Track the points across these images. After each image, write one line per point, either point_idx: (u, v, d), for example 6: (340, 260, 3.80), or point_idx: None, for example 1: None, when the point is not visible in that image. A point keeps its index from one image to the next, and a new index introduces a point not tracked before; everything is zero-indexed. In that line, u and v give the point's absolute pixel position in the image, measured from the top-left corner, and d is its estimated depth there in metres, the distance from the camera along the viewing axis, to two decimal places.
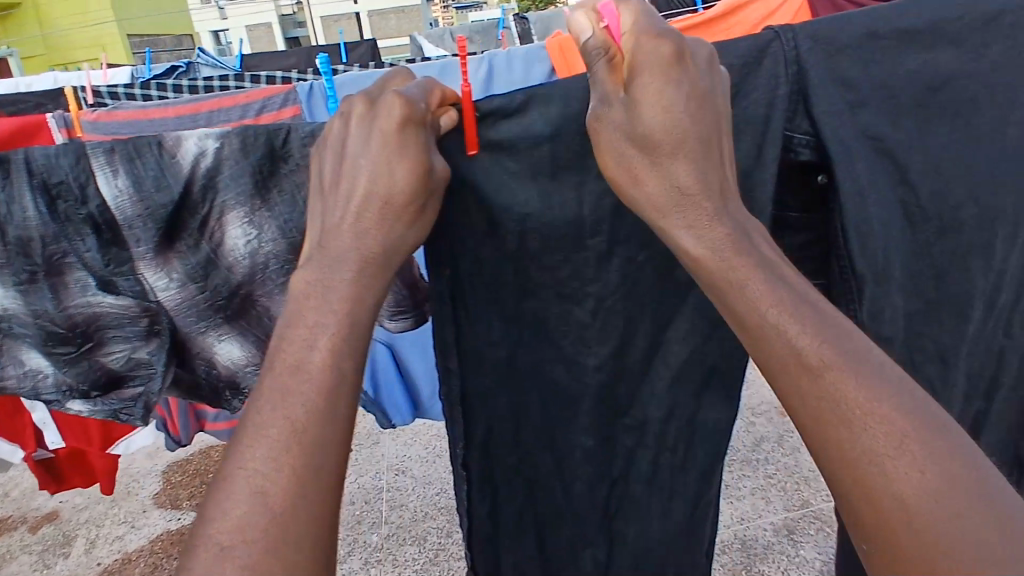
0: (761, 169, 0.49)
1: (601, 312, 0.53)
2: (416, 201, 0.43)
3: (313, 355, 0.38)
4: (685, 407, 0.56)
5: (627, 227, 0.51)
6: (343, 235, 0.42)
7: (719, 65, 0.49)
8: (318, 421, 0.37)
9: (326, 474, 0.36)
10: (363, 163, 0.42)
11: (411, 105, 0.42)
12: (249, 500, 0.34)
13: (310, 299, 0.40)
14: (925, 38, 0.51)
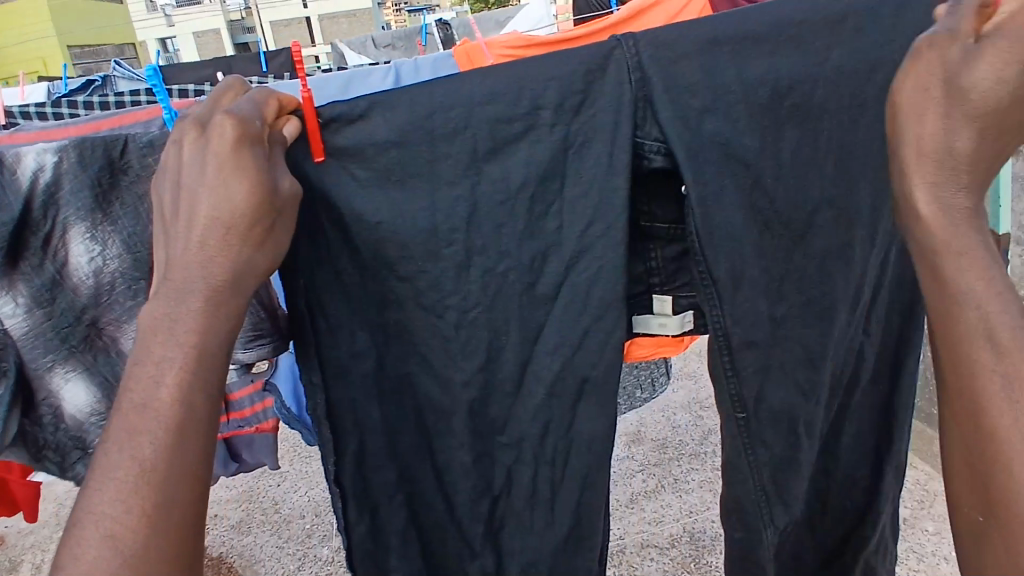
0: (608, 180, 0.56)
1: (464, 322, 0.59)
2: (261, 221, 0.45)
3: (161, 393, 0.39)
4: (559, 421, 0.61)
5: (484, 236, 0.58)
6: (185, 264, 0.42)
7: (563, 75, 0.55)
8: (167, 458, 0.38)
9: (176, 507, 0.38)
10: (201, 191, 0.43)
11: (243, 126, 0.45)
12: (101, 542, 0.36)
13: (157, 333, 0.41)
14: (767, 43, 0.54)
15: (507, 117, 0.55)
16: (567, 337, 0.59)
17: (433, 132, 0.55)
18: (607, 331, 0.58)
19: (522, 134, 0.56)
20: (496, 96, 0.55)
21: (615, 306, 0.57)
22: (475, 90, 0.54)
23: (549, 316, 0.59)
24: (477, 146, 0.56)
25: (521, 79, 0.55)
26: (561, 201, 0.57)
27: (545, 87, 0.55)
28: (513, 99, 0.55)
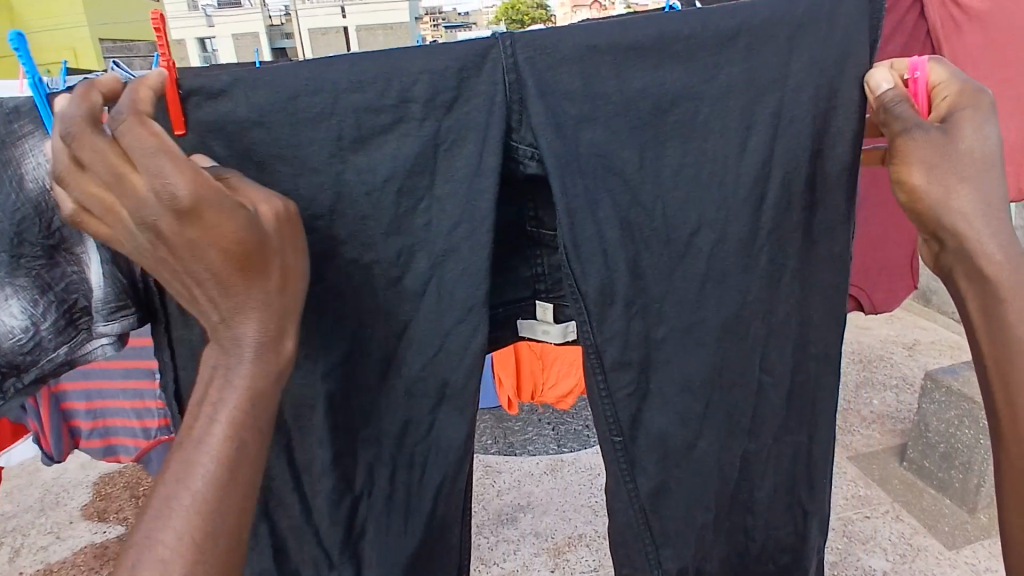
0: (477, 177, 0.70)
1: (329, 307, 0.73)
2: (267, 257, 0.55)
3: (213, 434, 0.52)
4: (421, 417, 0.77)
5: (347, 222, 0.71)
6: (224, 322, 0.55)
7: (437, 70, 0.67)
8: (213, 494, 0.51)
9: (212, 529, 0.50)
10: (212, 259, 0.53)
11: (194, 181, 0.51)
12: (157, 571, 0.47)
13: (214, 385, 0.54)
14: (646, 60, 0.70)
15: (377, 105, 0.67)
16: (429, 343, 0.75)
17: (298, 113, 0.66)
18: (466, 334, 0.73)
19: (391, 124, 0.68)
20: (366, 81, 0.66)
21: (474, 309, 0.73)
22: (344, 70, 0.65)
23: (415, 315, 0.74)
24: (353, 138, 0.68)
25: (390, 72, 0.66)
26: (431, 197, 0.71)
27: (415, 81, 0.67)
28: (381, 88, 0.66)
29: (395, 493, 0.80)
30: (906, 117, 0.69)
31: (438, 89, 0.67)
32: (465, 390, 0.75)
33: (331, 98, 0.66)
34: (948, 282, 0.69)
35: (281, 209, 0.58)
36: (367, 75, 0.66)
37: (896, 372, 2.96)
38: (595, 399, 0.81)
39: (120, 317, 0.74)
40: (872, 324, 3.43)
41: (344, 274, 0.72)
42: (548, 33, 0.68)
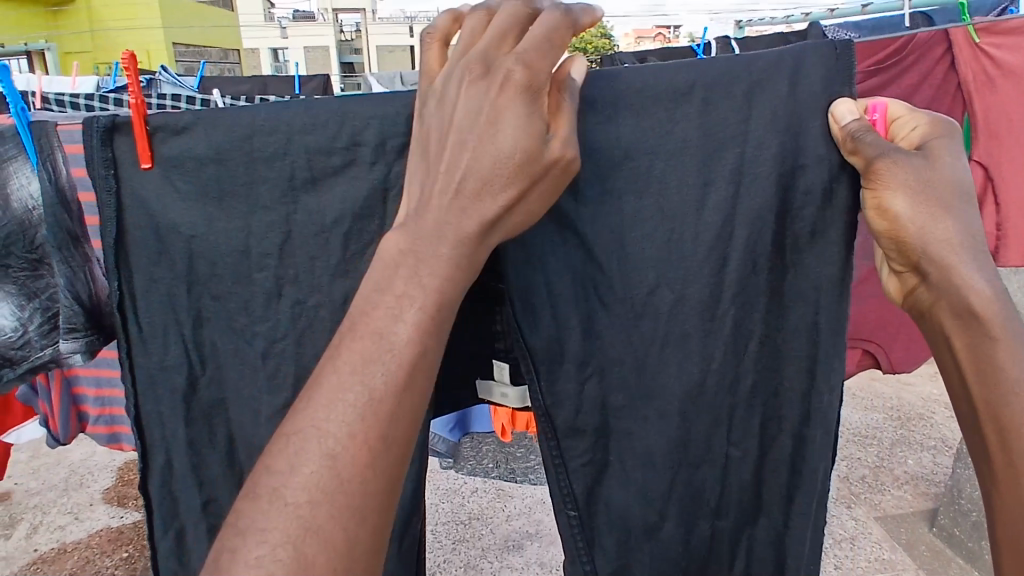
0: None
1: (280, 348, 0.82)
2: (515, 182, 0.60)
3: (396, 332, 0.55)
4: None
5: (300, 266, 0.80)
6: (432, 217, 0.59)
7: (388, 113, 0.74)
8: (388, 395, 0.53)
9: (390, 434, 0.53)
10: (493, 139, 0.59)
11: (532, 73, 0.60)
12: (323, 464, 0.50)
13: (403, 268, 0.57)
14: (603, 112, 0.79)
15: (330, 146, 0.76)
16: None
17: (255, 152, 0.78)
18: None
19: (343, 166, 0.77)
20: (320, 124, 0.76)
21: None
22: (300, 115, 0.76)
23: None
24: (311, 182, 0.78)
25: (346, 116, 0.75)
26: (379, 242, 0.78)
27: (367, 123, 0.75)
28: (334, 135, 0.76)
29: None
30: (881, 144, 0.70)
31: (386, 137, 0.75)
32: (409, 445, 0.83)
33: (285, 140, 0.77)
34: (920, 306, 0.71)
35: (570, 160, 0.63)
36: (320, 119, 0.76)
37: (935, 433, 2.81)
38: (552, 470, 0.87)
39: (75, 338, 0.85)
40: (914, 380, 3.27)
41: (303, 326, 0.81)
42: None
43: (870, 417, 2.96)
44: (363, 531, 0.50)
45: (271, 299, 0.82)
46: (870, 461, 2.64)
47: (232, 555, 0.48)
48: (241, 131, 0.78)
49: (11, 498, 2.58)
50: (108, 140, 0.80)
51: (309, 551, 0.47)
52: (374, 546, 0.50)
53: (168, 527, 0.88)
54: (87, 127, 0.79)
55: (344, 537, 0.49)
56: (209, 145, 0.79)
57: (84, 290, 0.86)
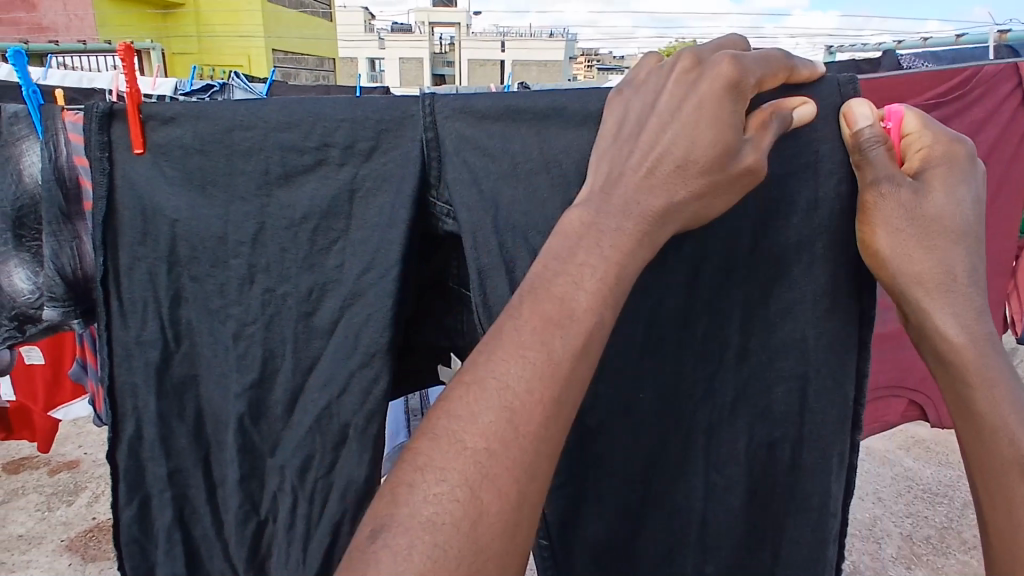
0: (387, 228, 0.85)
1: (244, 331, 0.92)
2: (708, 174, 0.63)
3: (579, 296, 0.55)
4: (318, 453, 0.91)
5: (270, 253, 0.90)
6: (631, 186, 0.62)
7: (355, 120, 0.85)
8: (570, 354, 0.53)
9: (564, 397, 0.52)
10: (687, 136, 0.62)
11: (736, 65, 0.63)
12: (502, 413, 0.50)
13: (585, 236, 0.59)
14: (537, 128, 0.82)
15: (303, 145, 0.86)
16: (332, 379, 0.89)
17: (232, 145, 0.88)
18: (366, 380, 0.87)
19: (311, 161, 0.87)
20: (294, 125, 0.86)
21: (375, 356, 0.86)
22: (275, 113, 0.86)
23: (323, 351, 0.90)
24: (284, 178, 0.88)
25: (316, 122, 0.85)
26: (349, 237, 0.88)
27: (339, 125, 0.85)
28: (307, 133, 0.86)
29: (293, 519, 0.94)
30: (878, 162, 0.72)
31: (355, 140, 0.85)
32: (363, 432, 0.88)
33: (262, 136, 0.87)
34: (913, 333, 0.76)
35: (758, 164, 0.66)
36: (296, 119, 0.86)
37: None
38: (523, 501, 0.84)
39: (54, 306, 0.95)
40: None
41: (278, 312, 0.91)
42: (459, 97, 0.83)
43: (943, 472, 2.75)
44: (535, 485, 0.50)
45: (244, 284, 0.92)
46: (936, 520, 2.46)
47: (408, 487, 0.48)
48: (222, 126, 0.88)
49: (79, 466, 2.75)
50: (106, 125, 0.91)
51: (483, 496, 0.47)
52: (537, 499, 0.50)
53: (133, 496, 0.97)
54: (88, 112, 0.90)
55: (519, 487, 0.49)
56: (197, 135, 0.89)
57: (69, 265, 0.95)
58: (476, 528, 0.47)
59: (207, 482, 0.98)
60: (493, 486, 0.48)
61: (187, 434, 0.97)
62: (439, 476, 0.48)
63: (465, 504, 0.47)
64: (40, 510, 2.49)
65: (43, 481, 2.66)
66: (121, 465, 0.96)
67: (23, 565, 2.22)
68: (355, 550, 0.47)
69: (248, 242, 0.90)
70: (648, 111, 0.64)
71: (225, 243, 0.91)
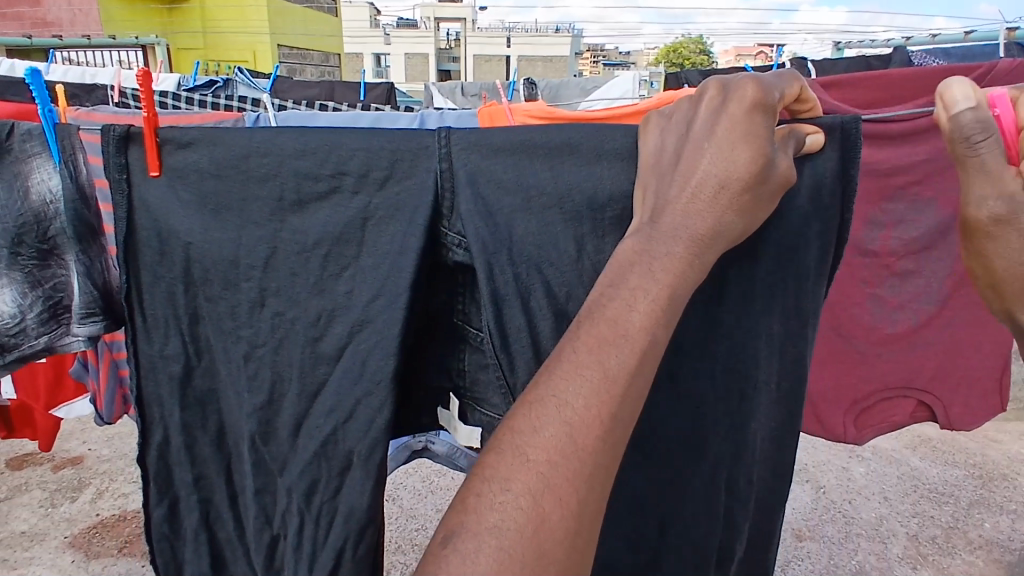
0: (400, 253, 0.84)
1: (255, 355, 0.92)
2: (748, 191, 0.68)
3: (632, 317, 0.59)
4: (323, 478, 0.89)
5: (281, 277, 0.89)
6: (676, 213, 0.67)
7: (370, 150, 0.84)
8: (626, 373, 0.56)
9: (621, 413, 0.55)
10: (720, 157, 0.67)
11: (761, 92, 0.67)
12: (562, 428, 0.53)
13: (636, 263, 0.64)
14: (553, 160, 0.82)
15: (317, 172, 0.86)
16: (340, 405, 0.87)
17: (247, 171, 0.87)
18: (376, 405, 0.85)
19: (325, 187, 0.86)
20: (310, 152, 0.86)
21: (384, 381, 0.85)
22: (292, 140, 0.86)
23: (330, 375, 0.89)
24: (298, 203, 0.87)
25: (332, 151, 0.85)
26: (360, 262, 0.87)
27: (354, 155, 0.84)
28: (321, 161, 0.85)
29: (298, 542, 0.92)
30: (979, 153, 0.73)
31: (370, 168, 0.84)
32: (366, 459, 0.86)
33: (277, 162, 0.86)
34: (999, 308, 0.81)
35: (784, 178, 0.71)
36: (311, 147, 0.86)
37: (1017, 496, 2.56)
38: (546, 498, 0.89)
39: (91, 322, 0.95)
40: (1003, 437, 2.97)
41: (288, 336, 0.90)
42: (477, 132, 0.82)
43: (949, 472, 2.72)
44: (593, 497, 0.52)
45: (254, 307, 0.91)
46: (942, 520, 2.43)
47: (476, 496, 0.50)
48: (236, 153, 0.87)
49: (85, 463, 2.75)
50: (123, 148, 0.89)
51: (545, 505, 0.50)
52: (595, 510, 0.52)
53: (162, 497, 0.96)
54: (103, 135, 0.88)
55: (579, 498, 0.51)
56: (213, 161, 0.88)
57: (99, 281, 0.96)
58: (540, 533, 0.49)
59: (230, 488, 0.98)
60: (556, 497, 0.50)
61: (199, 452, 0.96)
62: (505, 485, 0.50)
63: (530, 512, 0.49)
64: (44, 507, 2.49)
65: (46, 478, 2.66)
66: (152, 466, 0.95)
67: (25, 562, 2.22)
68: (423, 556, 0.49)
69: (260, 266, 0.89)
70: (683, 139, 0.70)
71: (235, 266, 0.90)
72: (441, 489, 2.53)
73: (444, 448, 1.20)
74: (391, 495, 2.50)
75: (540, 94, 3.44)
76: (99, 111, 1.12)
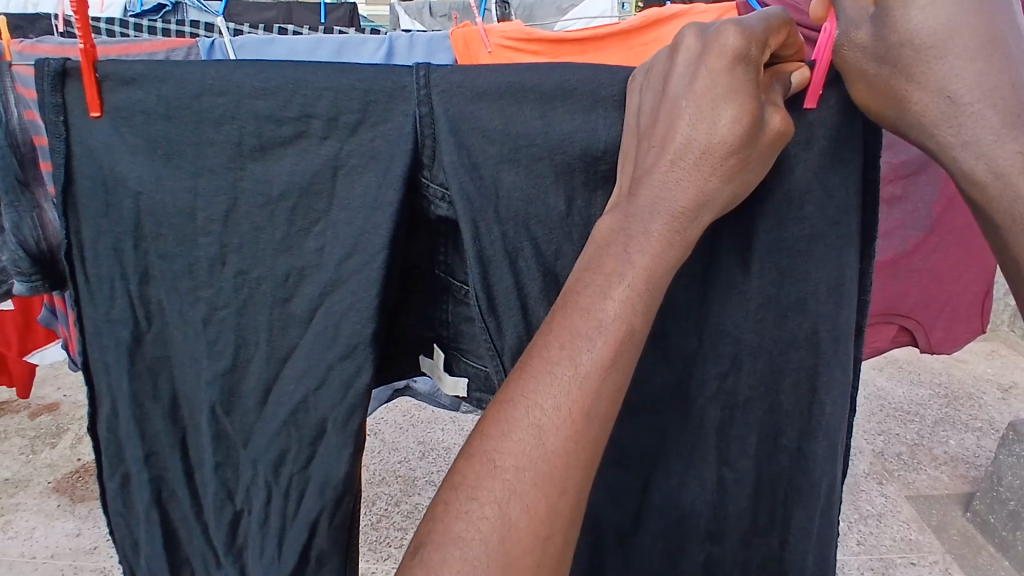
0: (375, 206, 0.78)
1: (217, 315, 0.86)
2: (735, 154, 0.63)
3: (606, 306, 0.59)
4: (294, 447, 0.86)
5: (244, 232, 0.83)
6: (658, 186, 0.63)
7: (340, 88, 0.77)
8: (600, 367, 0.57)
9: (594, 407, 0.56)
10: (692, 119, 0.63)
11: (744, 41, 0.62)
12: (528, 437, 0.55)
13: (615, 243, 0.62)
14: (542, 104, 0.76)
15: (281, 114, 0.78)
16: (306, 365, 0.84)
17: (202, 110, 0.80)
18: (347, 372, 0.82)
19: (292, 130, 0.79)
20: (272, 91, 0.78)
21: (355, 348, 0.81)
22: (251, 77, 0.78)
23: (301, 338, 0.85)
24: (264, 146, 0.80)
25: (293, 92, 0.78)
26: (329, 219, 0.81)
27: (321, 94, 0.77)
28: (286, 98, 0.78)
29: (267, 516, 0.89)
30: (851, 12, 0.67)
31: (339, 112, 0.78)
32: (341, 426, 0.83)
33: (235, 102, 0.79)
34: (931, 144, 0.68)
35: (784, 131, 0.66)
36: (275, 85, 0.78)
37: (984, 415, 2.65)
38: None
39: (23, 282, 0.86)
40: (969, 357, 3.06)
41: (256, 302, 0.85)
42: (462, 74, 0.75)
43: (916, 392, 2.80)
44: (567, 497, 0.54)
45: (215, 264, 0.85)
46: (908, 437, 2.52)
47: (445, 505, 0.54)
48: (190, 90, 0.79)
49: (61, 409, 2.69)
50: (60, 85, 0.81)
51: (511, 513, 0.53)
52: (572, 509, 0.54)
53: (115, 470, 0.92)
54: (38, 70, 0.80)
55: (546, 503, 0.53)
56: (162, 99, 0.80)
57: (32, 237, 0.87)
58: (508, 537, 0.52)
59: (184, 465, 0.92)
60: (521, 504, 0.53)
61: (154, 422, 0.91)
62: (472, 494, 0.54)
63: (496, 519, 0.53)
64: (25, 453, 2.44)
65: (25, 425, 2.60)
66: (102, 438, 0.92)
67: (12, 508, 2.19)
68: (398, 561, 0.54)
69: (221, 229, 0.83)
70: (661, 98, 0.66)
71: (192, 220, 0.83)
72: (424, 422, 2.54)
73: (427, 387, 1.14)
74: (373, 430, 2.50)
75: (515, 13, 3.27)
76: (44, 40, 1.06)
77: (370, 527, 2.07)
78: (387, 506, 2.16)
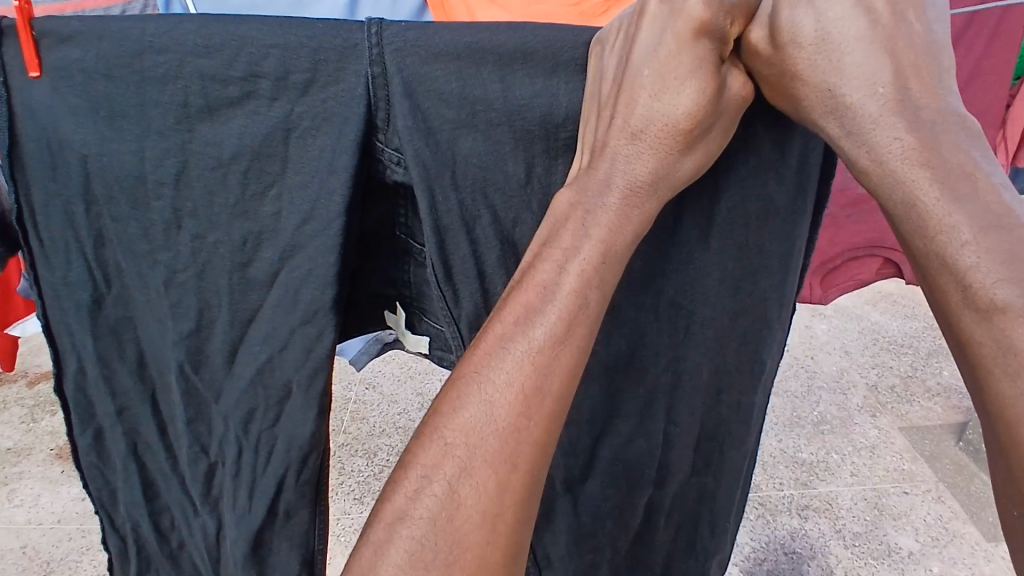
0: (330, 167, 0.75)
1: (176, 284, 0.83)
2: (697, 127, 0.63)
3: (563, 280, 0.61)
4: (263, 407, 0.86)
5: (196, 193, 0.79)
6: (614, 160, 0.64)
7: (288, 46, 0.71)
8: (554, 339, 0.60)
9: (545, 383, 0.59)
10: (650, 92, 0.62)
11: (710, 11, 0.59)
12: (479, 415, 0.58)
13: (571, 218, 0.63)
14: (501, 70, 0.71)
15: (227, 72, 0.73)
16: (271, 329, 0.82)
17: (144, 70, 0.74)
18: (312, 332, 0.80)
19: (237, 92, 0.74)
20: (218, 48, 0.73)
21: (318, 314, 0.79)
22: (193, 32, 0.72)
23: (263, 301, 0.82)
24: (211, 109, 0.75)
25: (239, 51, 0.72)
26: (284, 177, 0.77)
27: (268, 54, 0.72)
28: (232, 56, 0.73)
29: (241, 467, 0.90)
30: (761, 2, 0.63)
31: (289, 71, 0.72)
32: (307, 388, 0.82)
33: (178, 61, 0.73)
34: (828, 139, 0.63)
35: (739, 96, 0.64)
36: (219, 41, 0.72)
37: None
38: None
39: None
40: None
41: (214, 265, 0.82)
42: (420, 33, 0.70)
43: (908, 325, 2.80)
44: (517, 472, 0.57)
45: (170, 228, 0.81)
46: (901, 369, 2.53)
47: (398, 482, 0.58)
48: (129, 47, 0.73)
49: None
50: None
51: (461, 489, 0.56)
52: (527, 481, 0.57)
53: (87, 425, 0.91)
54: None
55: (495, 479, 0.56)
56: (101, 57, 0.74)
57: None
58: (456, 515, 0.56)
59: (157, 418, 0.92)
60: (470, 481, 0.56)
61: (122, 381, 0.89)
62: (422, 474, 0.57)
63: (444, 492, 0.56)
64: (24, 423, 2.44)
65: (22, 395, 2.60)
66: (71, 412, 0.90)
67: (16, 475, 2.21)
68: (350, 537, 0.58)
69: (172, 191, 0.80)
70: (623, 68, 0.63)
71: (142, 178, 0.79)
72: (420, 374, 2.54)
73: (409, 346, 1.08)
74: (370, 381, 2.50)
75: None
76: None
77: (372, 478, 2.09)
78: (388, 457, 2.17)
